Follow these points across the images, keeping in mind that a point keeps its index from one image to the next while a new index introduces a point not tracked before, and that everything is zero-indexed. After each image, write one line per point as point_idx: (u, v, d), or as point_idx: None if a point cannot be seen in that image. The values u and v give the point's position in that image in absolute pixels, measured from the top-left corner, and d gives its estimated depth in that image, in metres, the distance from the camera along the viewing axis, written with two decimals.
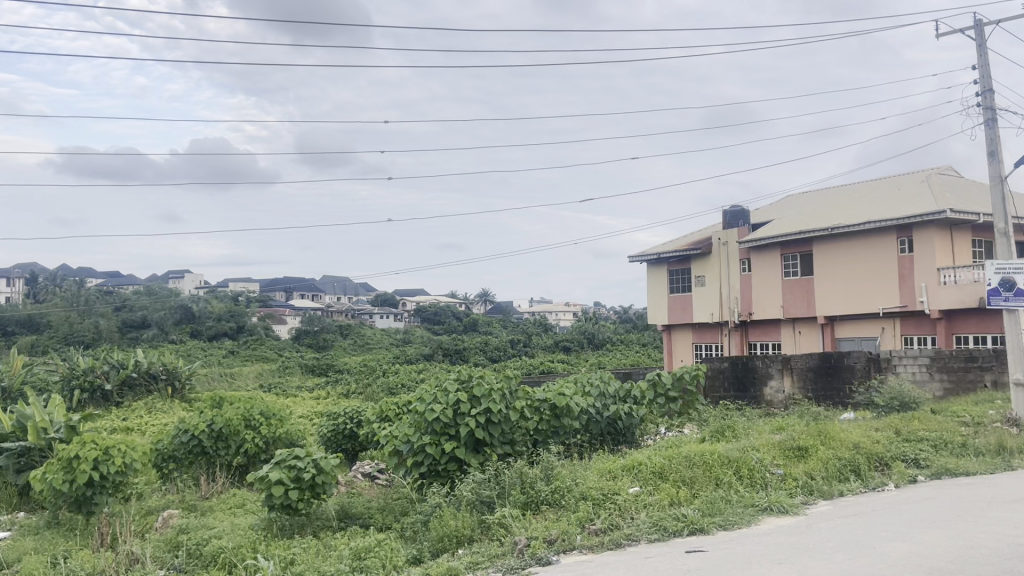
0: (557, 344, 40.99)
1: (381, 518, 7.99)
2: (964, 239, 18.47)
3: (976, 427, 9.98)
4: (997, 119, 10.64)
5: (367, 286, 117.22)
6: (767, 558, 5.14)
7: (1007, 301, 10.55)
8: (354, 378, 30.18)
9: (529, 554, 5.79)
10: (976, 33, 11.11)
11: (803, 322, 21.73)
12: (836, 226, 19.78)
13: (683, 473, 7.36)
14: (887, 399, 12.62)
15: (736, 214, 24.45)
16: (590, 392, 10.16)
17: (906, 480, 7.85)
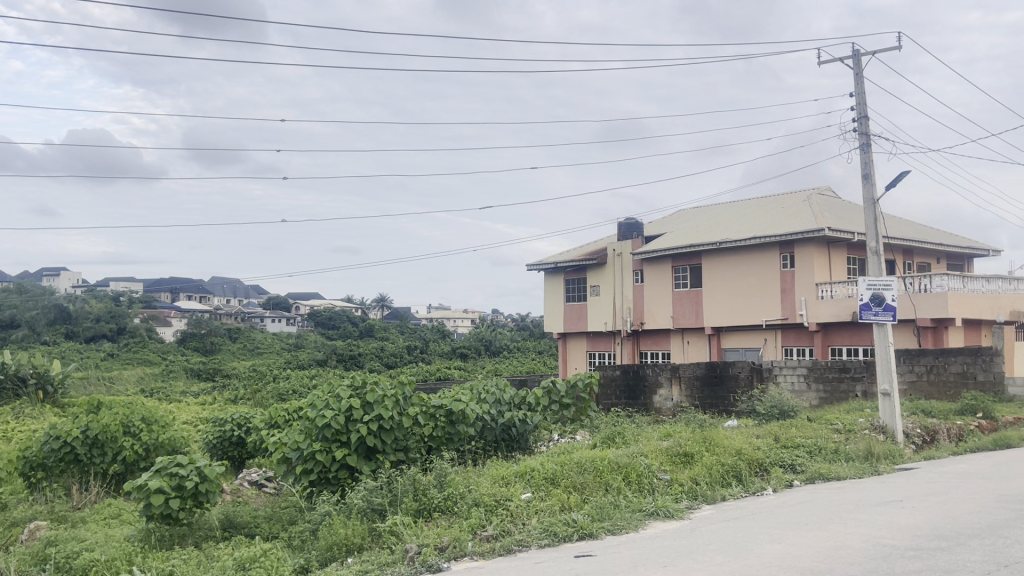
0: (454, 351, 40.88)
1: (268, 527, 7.78)
2: (840, 256, 19.56)
3: (847, 434, 10.58)
4: (871, 143, 11.32)
5: (257, 289, 114.10)
6: (651, 561, 5.28)
7: (876, 316, 11.21)
8: (243, 382, 29.29)
9: (420, 562, 5.75)
10: (853, 63, 11.77)
11: (691, 333, 22.49)
12: (723, 241, 20.55)
13: (574, 479, 7.48)
14: (767, 408, 13.20)
15: (631, 225, 25.07)
16: (485, 398, 10.21)
17: (784, 485, 8.24)
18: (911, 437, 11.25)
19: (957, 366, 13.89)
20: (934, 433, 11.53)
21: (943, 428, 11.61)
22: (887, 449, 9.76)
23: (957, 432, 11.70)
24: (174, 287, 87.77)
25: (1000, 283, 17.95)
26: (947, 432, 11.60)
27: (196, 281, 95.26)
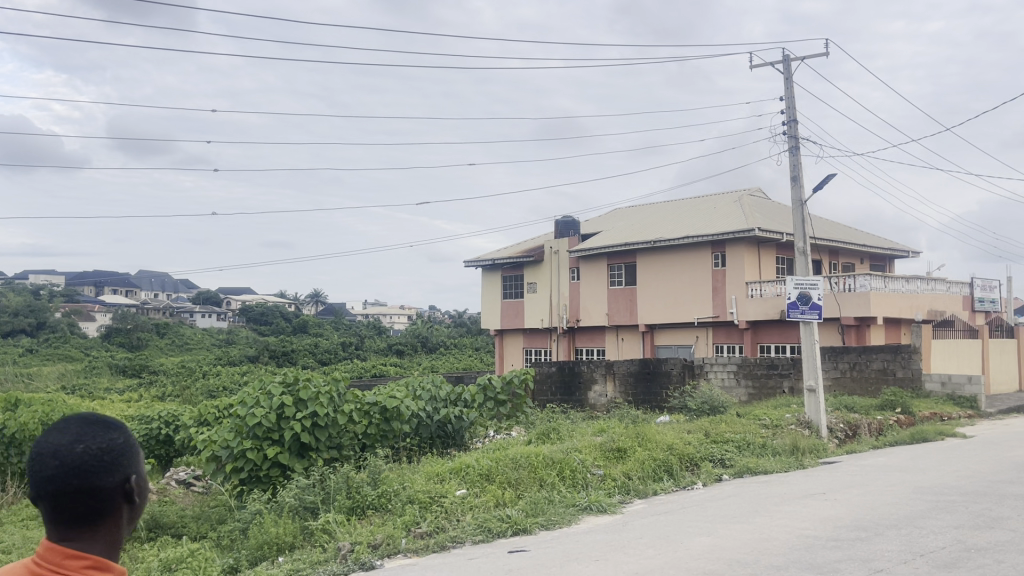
0: (390, 347, 40.54)
1: (196, 527, 7.61)
2: (769, 255, 20.08)
3: (774, 429, 10.89)
4: (800, 147, 11.64)
5: (186, 284, 111.23)
6: (583, 555, 5.34)
7: (804, 314, 11.54)
8: (171, 379, 28.56)
9: (353, 559, 5.70)
10: (783, 68, 12.08)
11: (625, 330, 22.79)
12: (658, 240, 20.88)
13: (509, 475, 7.51)
14: (698, 404, 13.47)
15: (567, 224, 25.27)
16: (420, 395, 10.14)
17: (713, 479, 8.44)
18: (834, 431, 11.63)
19: (878, 363, 14.43)
20: (856, 427, 11.94)
21: (865, 422, 12.04)
22: (812, 443, 10.07)
23: (878, 426, 12.15)
24: (98, 281, 84.90)
25: (919, 283, 18.70)
26: (868, 427, 12.03)
27: (122, 274, 92.12)
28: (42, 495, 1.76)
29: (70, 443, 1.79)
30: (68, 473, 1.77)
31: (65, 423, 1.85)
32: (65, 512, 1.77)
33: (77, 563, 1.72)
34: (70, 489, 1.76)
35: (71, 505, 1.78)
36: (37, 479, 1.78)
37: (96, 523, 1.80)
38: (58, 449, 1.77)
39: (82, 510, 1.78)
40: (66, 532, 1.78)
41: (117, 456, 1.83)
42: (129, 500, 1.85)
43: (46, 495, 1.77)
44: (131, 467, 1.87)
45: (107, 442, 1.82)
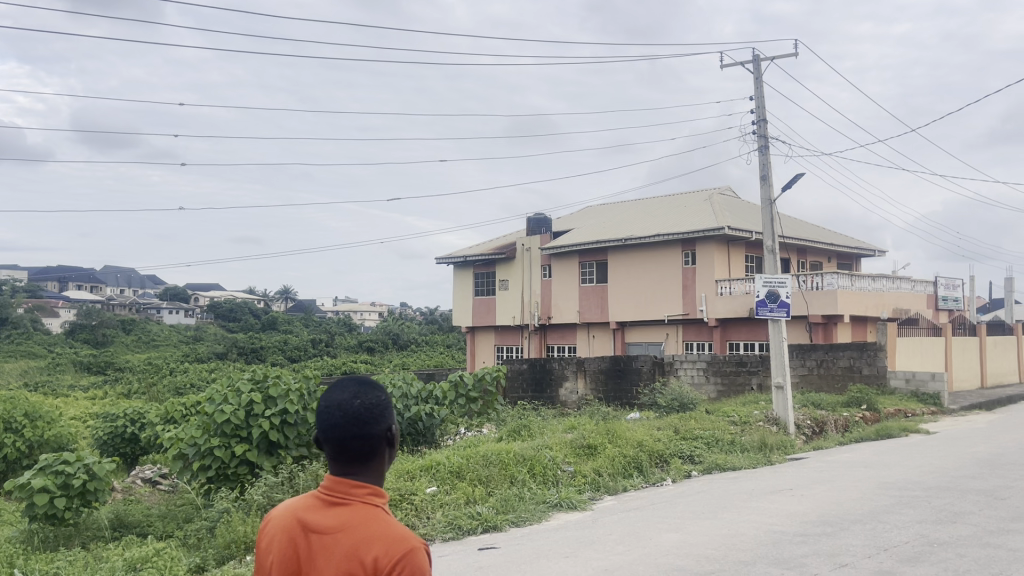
0: (361, 344, 40.32)
1: (161, 526, 7.51)
2: (738, 254, 20.28)
3: (742, 425, 10.99)
4: (769, 146, 11.75)
5: (153, 280, 109.70)
6: (553, 552, 5.36)
7: (772, 312, 11.67)
8: (137, 376, 28.17)
9: None
10: (753, 67, 12.19)
11: (597, 327, 22.88)
12: (629, 237, 20.97)
13: (480, 472, 7.50)
14: (668, 401, 13.56)
15: (539, 221, 25.30)
16: (391, 393, 10.08)
17: (683, 475, 8.50)
18: (802, 428, 11.77)
19: (845, 360, 14.64)
20: (823, 424, 12.09)
21: (831, 419, 12.20)
22: (780, 439, 10.17)
23: (844, 423, 12.32)
24: (62, 277, 83.46)
25: (885, 281, 18.99)
26: (834, 424, 12.20)
27: (86, 269, 90.57)
28: (329, 440, 1.95)
29: (349, 397, 1.98)
30: (349, 422, 1.95)
31: (345, 381, 2.04)
32: (345, 451, 1.95)
33: (362, 491, 1.92)
34: (350, 434, 1.94)
35: (351, 444, 1.95)
36: (325, 427, 1.97)
37: (368, 464, 1.96)
38: (341, 402, 1.96)
39: (359, 449, 1.95)
40: (346, 468, 1.94)
41: (382, 410, 1.99)
42: (390, 446, 2.01)
43: (331, 441, 1.95)
44: (391, 419, 2.02)
45: (374, 400, 2.00)
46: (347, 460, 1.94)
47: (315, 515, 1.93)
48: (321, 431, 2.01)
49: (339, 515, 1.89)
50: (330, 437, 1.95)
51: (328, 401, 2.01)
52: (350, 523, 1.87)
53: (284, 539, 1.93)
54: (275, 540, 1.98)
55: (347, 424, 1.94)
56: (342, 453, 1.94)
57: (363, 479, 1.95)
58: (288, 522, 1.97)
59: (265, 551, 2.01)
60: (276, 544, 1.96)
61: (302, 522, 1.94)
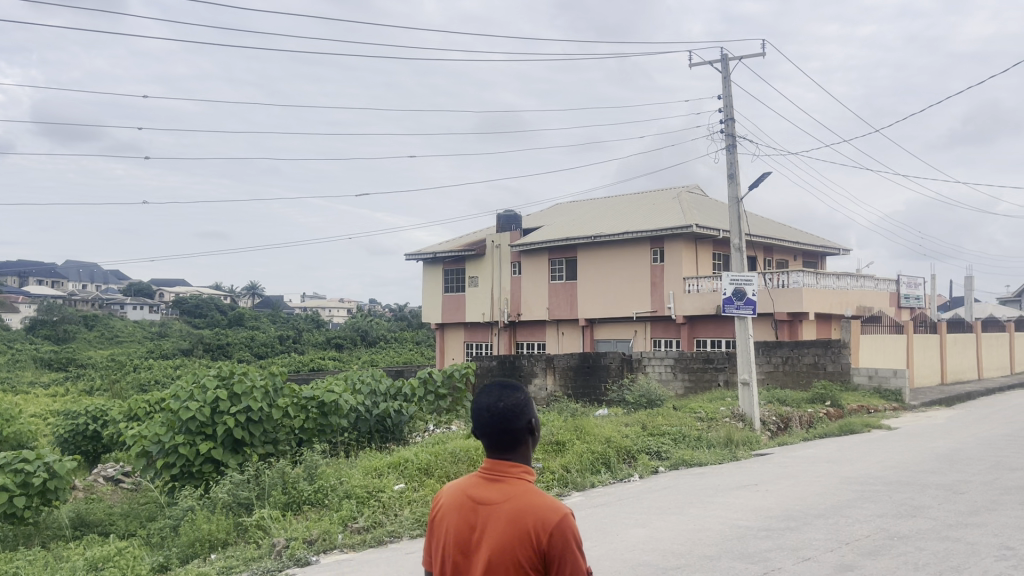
0: (329, 341, 40.04)
1: (124, 525, 7.41)
2: (706, 252, 20.47)
3: (709, 421, 11.11)
4: (736, 145, 11.86)
5: (117, 275, 107.98)
6: None
7: (738, 309, 11.78)
8: (100, 373, 27.68)
9: (288, 555, 5.61)
10: (721, 66, 12.29)
11: (566, 324, 22.94)
12: (598, 235, 21.04)
13: (448, 469, 7.49)
14: (636, 397, 13.67)
15: (510, 218, 25.30)
16: (359, 389, 10.03)
17: (650, 471, 8.56)
18: (767, 424, 11.91)
19: (810, 357, 14.84)
20: (788, 420, 12.25)
21: (795, 415, 12.37)
22: (745, 435, 10.30)
23: (808, 419, 12.50)
24: (22, 272, 81.78)
25: (849, 279, 19.27)
26: (799, 419, 12.37)
27: (47, 263, 88.84)
28: (483, 434, 2.24)
29: (494, 399, 2.28)
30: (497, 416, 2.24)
31: (493, 385, 2.33)
32: (499, 440, 2.22)
33: (517, 469, 2.19)
34: (500, 424, 2.23)
35: (501, 434, 2.23)
36: (479, 425, 2.26)
37: (517, 448, 2.24)
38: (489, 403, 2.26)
39: (512, 439, 2.22)
40: (501, 453, 2.22)
41: (524, 403, 2.28)
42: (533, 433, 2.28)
43: (486, 433, 2.24)
44: (531, 411, 2.30)
45: (516, 395, 2.29)
46: (505, 448, 2.22)
47: (477, 491, 2.20)
48: (477, 425, 2.29)
49: (498, 490, 2.16)
50: (488, 430, 2.23)
51: (479, 402, 2.30)
52: (511, 495, 2.13)
53: (452, 517, 2.21)
54: (442, 519, 2.25)
55: (502, 418, 2.23)
56: (500, 441, 2.21)
57: (518, 463, 2.22)
58: (452, 503, 2.25)
59: (433, 533, 2.29)
60: (446, 524, 2.23)
61: (466, 498, 2.21)
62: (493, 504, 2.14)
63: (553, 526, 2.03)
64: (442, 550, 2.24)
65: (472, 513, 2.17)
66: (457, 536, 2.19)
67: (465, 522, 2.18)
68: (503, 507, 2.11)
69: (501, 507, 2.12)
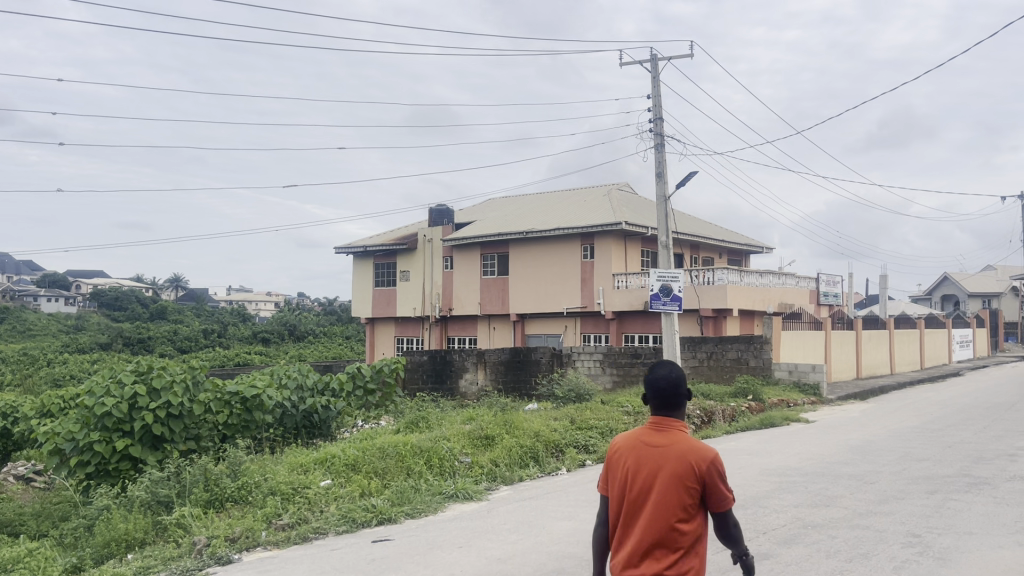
0: (255, 335, 39.26)
1: (36, 526, 7.16)
2: (635, 249, 20.82)
3: (636, 415, 11.32)
4: (665, 144, 12.07)
5: (30, 266, 103.63)
6: (448, 542, 5.39)
7: (665, 305, 11.98)
8: (10, 368, 26.53)
9: (208, 554, 5.49)
10: (651, 66, 12.48)
11: (497, 319, 23.01)
12: (529, 231, 21.14)
13: (376, 464, 7.43)
14: (565, 391, 13.82)
15: (442, 213, 25.22)
16: (286, 385, 9.85)
17: (577, 464, 8.66)
18: (692, 418, 12.18)
19: (733, 352, 15.25)
20: (711, 414, 12.54)
21: (719, 409, 12.67)
22: None
23: (731, 413, 12.83)
24: None
25: (771, 277, 19.84)
26: (722, 413, 12.69)
27: None
28: (654, 395, 2.80)
29: (664, 371, 2.84)
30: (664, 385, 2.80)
31: (661, 359, 2.91)
32: (667, 402, 2.78)
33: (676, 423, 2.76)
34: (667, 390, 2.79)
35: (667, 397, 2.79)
36: (651, 389, 2.82)
37: (676, 407, 2.80)
38: (659, 374, 2.83)
39: (675, 403, 2.79)
40: (665, 411, 2.79)
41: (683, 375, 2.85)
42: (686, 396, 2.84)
43: (655, 395, 2.80)
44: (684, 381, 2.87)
45: (676, 369, 2.86)
46: (674, 406, 2.78)
47: (648, 438, 2.76)
48: (647, 388, 2.88)
49: (666, 436, 2.73)
50: (659, 393, 2.79)
51: (653, 372, 2.88)
52: (677, 441, 2.71)
53: (629, 457, 2.76)
54: (619, 459, 2.81)
55: (672, 384, 2.79)
56: (668, 401, 2.78)
57: (677, 420, 2.79)
58: (628, 447, 2.81)
59: (608, 471, 2.86)
60: (623, 462, 2.79)
61: (640, 443, 2.77)
62: (664, 448, 2.70)
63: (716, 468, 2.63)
64: (618, 482, 2.80)
65: (646, 454, 2.73)
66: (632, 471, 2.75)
67: (640, 462, 2.73)
68: (672, 450, 2.68)
69: (670, 449, 2.69)
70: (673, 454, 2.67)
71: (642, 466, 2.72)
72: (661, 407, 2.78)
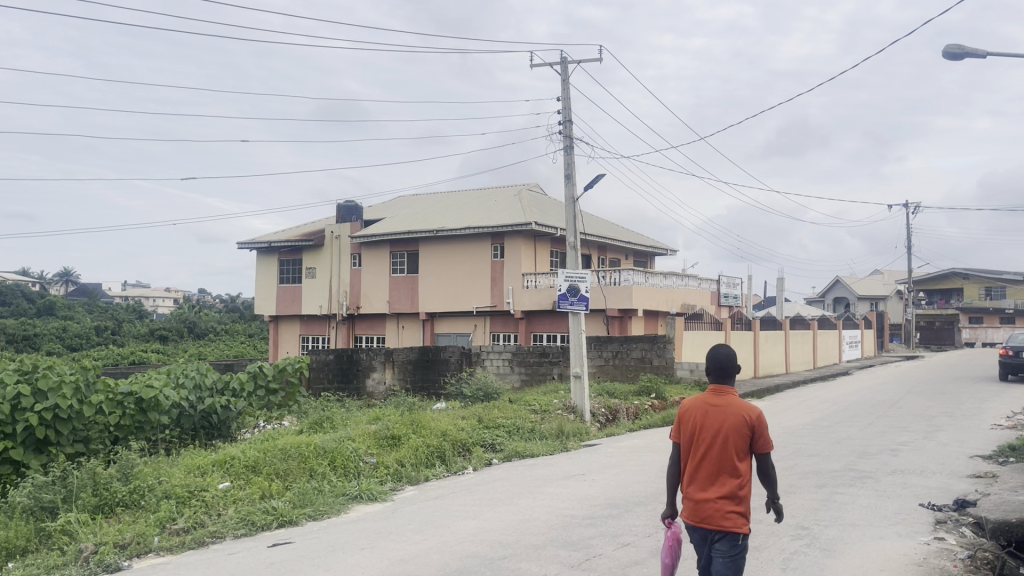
0: (152, 333, 37.72)
1: None
2: (544, 249, 21.04)
3: (543, 414, 11.42)
4: (574, 146, 12.22)
5: None
6: (350, 544, 5.31)
7: (572, 305, 12.13)
8: None
9: (95, 562, 5.24)
10: (560, 69, 12.61)
11: (406, 318, 22.80)
12: (440, 229, 21.06)
13: (277, 466, 7.26)
14: (473, 390, 13.82)
15: (350, 208, 24.85)
16: (183, 384, 9.47)
17: (483, 463, 8.67)
18: (597, 415, 12.37)
19: (638, 351, 15.61)
20: (616, 412, 12.77)
21: (623, 407, 12.93)
22: (576, 427, 10.63)
23: (635, 411, 13.10)
24: None
25: (675, 278, 20.36)
26: (626, 411, 12.95)
27: None
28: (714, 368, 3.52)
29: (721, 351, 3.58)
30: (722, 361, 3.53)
31: (720, 344, 3.63)
32: (722, 374, 3.51)
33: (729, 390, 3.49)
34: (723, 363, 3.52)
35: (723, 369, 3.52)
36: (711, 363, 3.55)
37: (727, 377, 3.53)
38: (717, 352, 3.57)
39: (729, 373, 3.52)
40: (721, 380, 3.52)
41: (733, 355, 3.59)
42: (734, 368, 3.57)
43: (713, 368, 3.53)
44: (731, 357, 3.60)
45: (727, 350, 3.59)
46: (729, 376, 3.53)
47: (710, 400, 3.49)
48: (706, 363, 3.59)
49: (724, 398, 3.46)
50: (714, 365, 3.53)
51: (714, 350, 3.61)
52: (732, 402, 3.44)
53: (698, 414, 3.49)
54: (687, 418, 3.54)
55: (727, 359, 3.52)
56: (725, 372, 3.51)
57: (730, 387, 3.52)
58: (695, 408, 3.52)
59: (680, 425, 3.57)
60: (687, 421, 3.52)
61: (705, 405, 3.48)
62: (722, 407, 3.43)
63: (762, 422, 3.37)
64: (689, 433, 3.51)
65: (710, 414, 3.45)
66: (699, 428, 3.46)
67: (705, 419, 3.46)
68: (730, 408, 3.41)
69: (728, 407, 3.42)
70: (731, 414, 3.40)
71: (705, 424, 3.45)
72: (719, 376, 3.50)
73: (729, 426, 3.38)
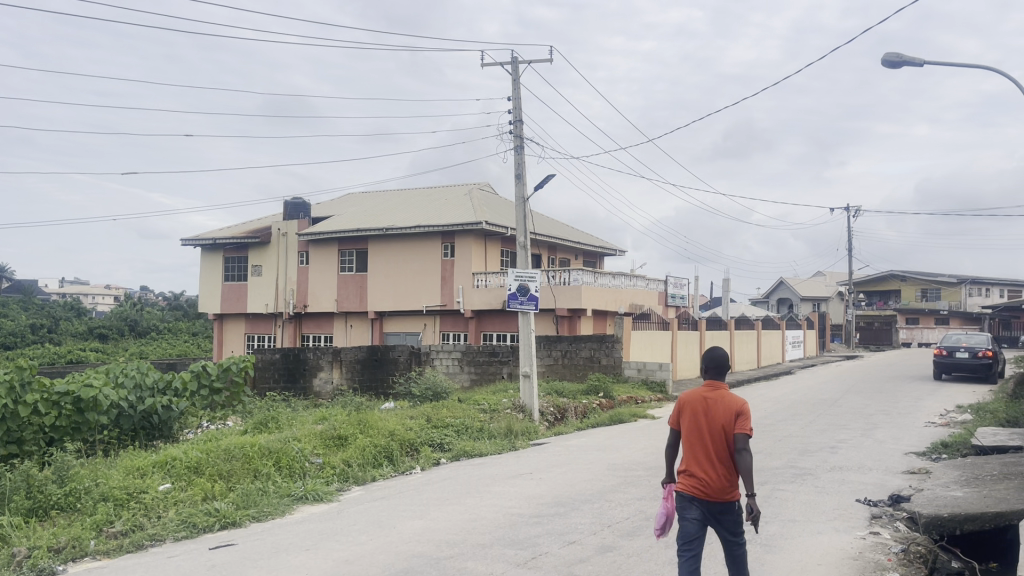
0: (90, 331, 36.70)
1: None
2: (494, 248, 21.04)
3: (491, 413, 11.42)
4: (524, 146, 12.25)
5: None
6: (294, 545, 5.24)
7: (522, 304, 12.16)
8: None
9: (27, 567, 5.08)
10: (511, 69, 12.62)
11: (354, 317, 22.59)
12: (389, 227, 20.90)
13: (221, 466, 7.14)
14: (422, 390, 13.75)
15: (298, 205, 24.53)
16: (123, 384, 9.23)
17: (431, 463, 8.63)
18: (545, 414, 12.43)
19: (586, 351, 15.73)
20: (564, 411, 12.85)
21: (571, 406, 13.01)
22: (524, 425, 10.64)
23: (583, 410, 13.19)
24: None
25: (623, 279, 20.55)
26: (574, 410, 13.02)
27: None
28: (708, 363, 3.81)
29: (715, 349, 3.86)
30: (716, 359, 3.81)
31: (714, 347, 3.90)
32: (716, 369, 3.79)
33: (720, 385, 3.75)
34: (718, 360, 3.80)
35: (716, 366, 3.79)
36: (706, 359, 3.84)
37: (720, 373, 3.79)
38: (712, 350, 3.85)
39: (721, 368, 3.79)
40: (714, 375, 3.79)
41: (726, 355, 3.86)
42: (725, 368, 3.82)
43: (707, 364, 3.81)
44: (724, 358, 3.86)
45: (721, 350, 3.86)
46: (723, 371, 3.82)
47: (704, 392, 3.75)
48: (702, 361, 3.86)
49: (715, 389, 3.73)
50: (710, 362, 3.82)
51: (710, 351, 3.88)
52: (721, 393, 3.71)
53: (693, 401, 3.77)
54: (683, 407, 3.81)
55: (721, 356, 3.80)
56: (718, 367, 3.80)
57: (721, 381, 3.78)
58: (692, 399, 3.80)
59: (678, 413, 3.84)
60: (685, 407, 3.79)
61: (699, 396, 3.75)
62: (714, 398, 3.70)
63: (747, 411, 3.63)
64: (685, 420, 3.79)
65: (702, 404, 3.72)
66: (692, 415, 3.75)
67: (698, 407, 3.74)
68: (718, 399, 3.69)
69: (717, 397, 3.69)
70: (718, 402, 3.67)
71: (700, 412, 3.72)
72: (709, 369, 3.79)
73: (717, 415, 3.66)
